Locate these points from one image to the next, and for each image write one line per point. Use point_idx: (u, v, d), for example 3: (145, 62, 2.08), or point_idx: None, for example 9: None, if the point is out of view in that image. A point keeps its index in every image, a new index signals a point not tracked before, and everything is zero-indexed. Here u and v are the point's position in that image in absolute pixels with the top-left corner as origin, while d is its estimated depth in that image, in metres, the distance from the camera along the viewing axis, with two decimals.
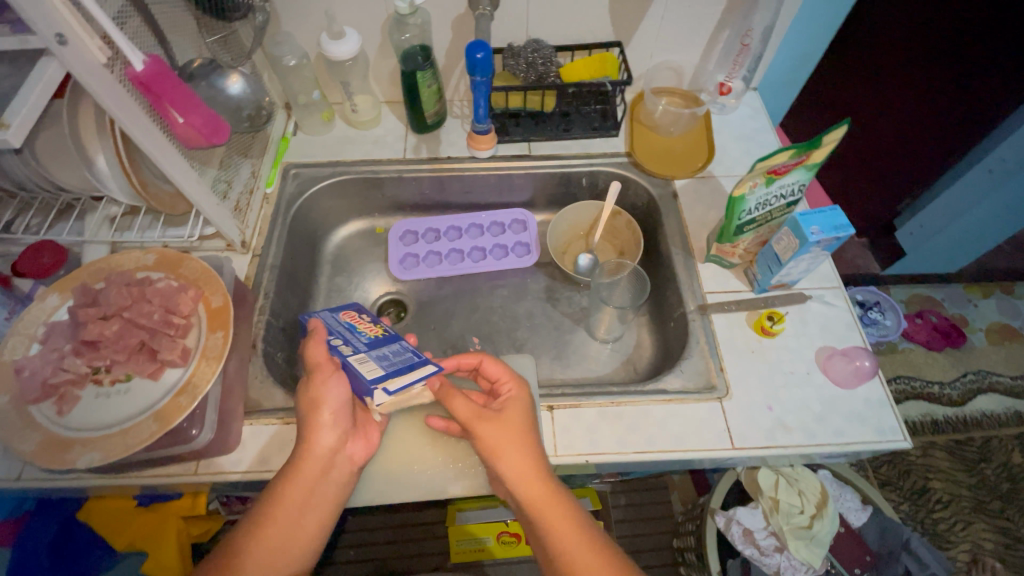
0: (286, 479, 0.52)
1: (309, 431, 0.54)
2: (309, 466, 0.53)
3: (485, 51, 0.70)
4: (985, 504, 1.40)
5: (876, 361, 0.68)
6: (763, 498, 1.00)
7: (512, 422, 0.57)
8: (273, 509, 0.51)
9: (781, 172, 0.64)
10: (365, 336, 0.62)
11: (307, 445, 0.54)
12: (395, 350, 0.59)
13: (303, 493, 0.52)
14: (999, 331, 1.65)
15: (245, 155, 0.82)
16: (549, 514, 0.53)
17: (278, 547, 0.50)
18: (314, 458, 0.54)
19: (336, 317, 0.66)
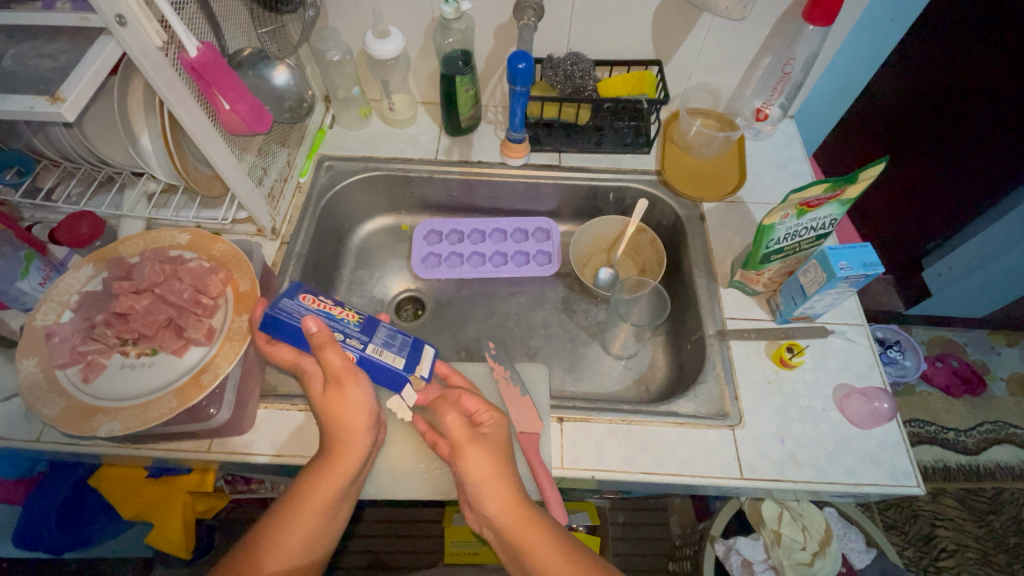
0: (318, 474, 0.53)
1: (343, 433, 0.54)
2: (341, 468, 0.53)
3: (527, 62, 0.71)
4: (990, 557, 1.35)
5: (894, 404, 0.66)
6: (765, 529, 0.99)
7: (493, 447, 0.56)
8: (301, 503, 0.51)
9: (814, 205, 0.63)
10: (353, 320, 0.63)
11: (341, 449, 0.54)
12: (387, 330, 0.65)
13: (335, 491, 0.52)
14: (1021, 382, 1.60)
15: (282, 143, 0.83)
16: (533, 546, 0.51)
17: (306, 543, 0.50)
18: (346, 461, 0.54)
19: (302, 304, 0.62)
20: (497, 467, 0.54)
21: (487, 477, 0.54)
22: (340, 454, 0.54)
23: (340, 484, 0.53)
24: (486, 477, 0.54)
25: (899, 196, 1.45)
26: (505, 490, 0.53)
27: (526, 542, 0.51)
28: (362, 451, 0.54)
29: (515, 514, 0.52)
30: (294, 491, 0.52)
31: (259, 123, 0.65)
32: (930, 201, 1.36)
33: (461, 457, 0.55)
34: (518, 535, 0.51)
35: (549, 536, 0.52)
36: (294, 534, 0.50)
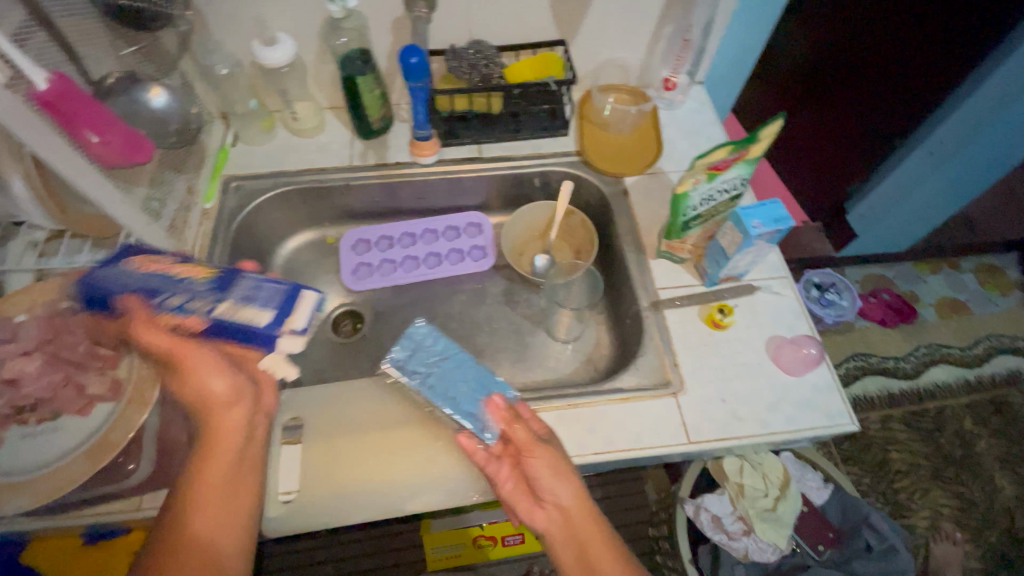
0: (211, 444, 0.49)
1: (210, 405, 0.50)
2: (227, 437, 0.50)
3: (419, 55, 0.70)
4: (941, 471, 1.47)
5: (821, 348, 0.70)
6: (729, 484, 1.03)
7: (556, 454, 0.54)
8: (203, 465, 0.48)
9: (722, 167, 0.65)
10: (188, 281, 0.55)
11: (216, 415, 0.50)
12: (252, 285, 0.58)
13: (229, 462, 0.49)
14: (946, 305, 1.72)
15: (180, 170, 0.78)
16: (594, 537, 0.51)
17: (203, 526, 0.45)
18: (231, 428, 0.50)
19: (112, 269, 0.53)
20: (565, 469, 0.54)
21: (557, 480, 0.53)
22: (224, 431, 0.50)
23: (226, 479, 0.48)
24: (560, 477, 0.53)
25: (821, 142, 1.52)
26: (575, 492, 0.53)
27: (588, 536, 0.52)
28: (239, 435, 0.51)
29: (581, 507, 0.53)
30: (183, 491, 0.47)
31: (137, 153, 0.63)
32: (848, 146, 1.43)
33: (531, 462, 0.53)
34: (584, 529, 0.52)
35: (604, 531, 0.52)
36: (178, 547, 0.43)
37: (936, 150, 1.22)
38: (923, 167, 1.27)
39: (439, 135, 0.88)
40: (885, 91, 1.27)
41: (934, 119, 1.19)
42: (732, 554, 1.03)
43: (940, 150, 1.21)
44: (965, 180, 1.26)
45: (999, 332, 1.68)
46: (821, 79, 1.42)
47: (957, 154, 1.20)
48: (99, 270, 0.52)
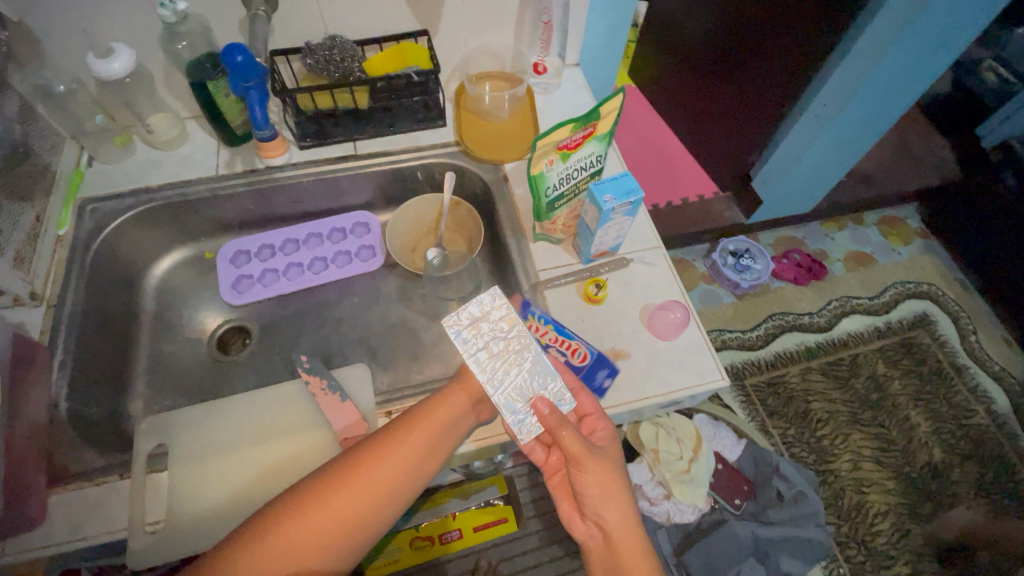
0: (365, 460, 0.53)
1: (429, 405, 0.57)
2: (384, 459, 0.53)
3: (244, 53, 0.71)
4: (859, 416, 1.57)
5: (687, 310, 0.73)
6: (646, 451, 1.06)
7: (612, 475, 0.57)
8: (331, 489, 0.51)
9: (572, 145, 0.66)
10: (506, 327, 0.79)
11: (422, 418, 0.56)
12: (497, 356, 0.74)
13: (375, 483, 0.52)
14: (852, 259, 1.84)
15: (24, 198, 0.73)
16: (630, 553, 0.55)
17: (305, 538, 0.49)
18: (413, 438, 0.55)
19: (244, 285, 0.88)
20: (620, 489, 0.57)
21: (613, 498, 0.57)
22: (384, 452, 0.53)
23: (357, 490, 0.51)
24: (607, 500, 0.56)
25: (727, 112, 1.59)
26: (625, 513, 0.57)
27: (629, 552, 0.55)
28: (393, 456, 0.53)
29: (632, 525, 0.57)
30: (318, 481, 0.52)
31: None
32: (750, 114, 1.50)
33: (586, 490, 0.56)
34: (623, 542, 0.56)
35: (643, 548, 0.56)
36: (295, 535, 0.49)
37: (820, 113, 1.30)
38: (812, 129, 1.34)
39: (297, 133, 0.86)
40: (778, 59, 1.33)
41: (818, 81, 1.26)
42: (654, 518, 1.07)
43: (823, 112, 1.29)
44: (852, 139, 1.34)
45: (902, 279, 1.80)
46: (730, 48, 1.48)
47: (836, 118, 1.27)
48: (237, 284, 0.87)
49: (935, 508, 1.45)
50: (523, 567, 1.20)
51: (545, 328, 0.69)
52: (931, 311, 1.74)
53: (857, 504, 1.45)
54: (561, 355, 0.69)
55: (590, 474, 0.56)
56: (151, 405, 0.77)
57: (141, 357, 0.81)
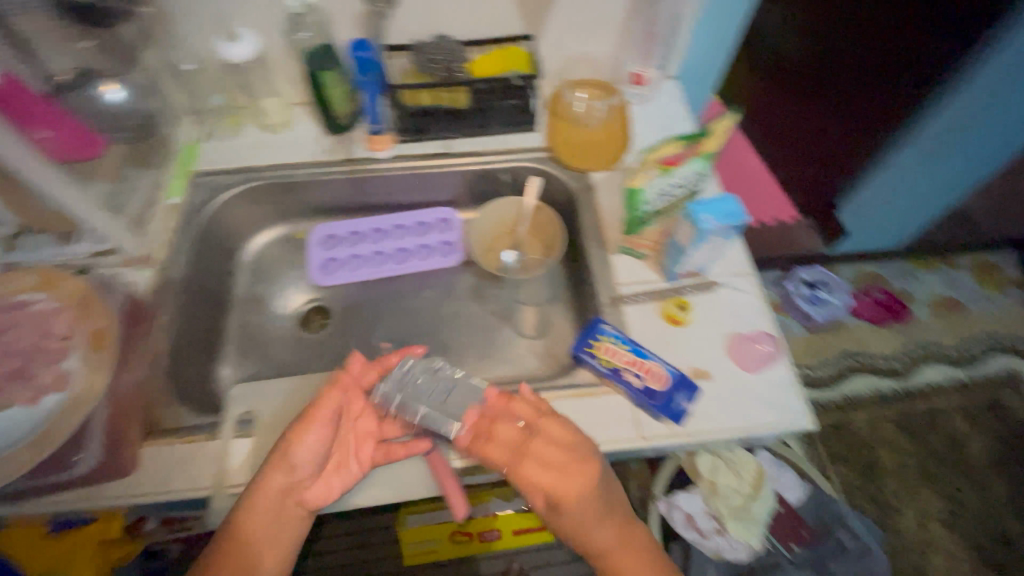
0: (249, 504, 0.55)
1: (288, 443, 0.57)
2: (264, 504, 0.56)
3: (366, 50, 0.80)
4: (931, 472, 1.47)
5: (778, 344, 0.71)
6: (701, 482, 1.00)
7: (574, 483, 0.56)
8: (239, 534, 0.55)
9: (676, 161, 0.64)
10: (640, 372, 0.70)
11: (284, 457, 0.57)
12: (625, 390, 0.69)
13: (267, 518, 0.56)
14: (939, 304, 1.69)
15: (144, 165, 0.81)
16: (607, 530, 0.58)
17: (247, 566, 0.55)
18: (273, 480, 0.56)
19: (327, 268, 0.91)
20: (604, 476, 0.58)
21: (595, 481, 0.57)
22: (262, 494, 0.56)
23: (295, 451, 0.57)
24: (590, 489, 0.56)
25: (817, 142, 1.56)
26: (606, 492, 0.58)
27: (605, 527, 0.57)
28: (329, 415, 0.59)
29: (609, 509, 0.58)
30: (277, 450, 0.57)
31: (85, 146, 0.74)
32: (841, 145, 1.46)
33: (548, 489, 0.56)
34: (604, 525, 0.57)
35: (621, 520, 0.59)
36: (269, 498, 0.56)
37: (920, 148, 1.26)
38: (909, 163, 1.30)
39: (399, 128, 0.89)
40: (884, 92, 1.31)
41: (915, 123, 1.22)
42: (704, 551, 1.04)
43: (926, 146, 1.25)
44: (946, 171, 1.31)
45: (994, 331, 1.65)
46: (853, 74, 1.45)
47: (942, 148, 1.25)
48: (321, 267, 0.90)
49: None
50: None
51: (621, 350, 0.68)
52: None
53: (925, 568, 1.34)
54: (637, 379, 0.66)
55: (535, 471, 0.57)
56: (237, 372, 0.82)
57: (230, 325, 0.86)
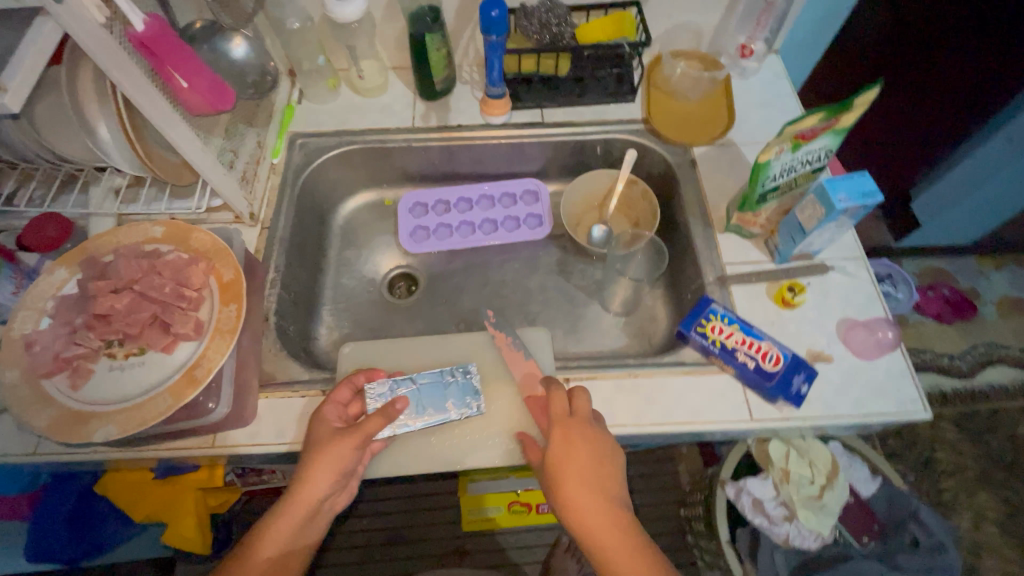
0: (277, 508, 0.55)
1: (313, 445, 0.56)
2: (285, 512, 0.54)
3: (500, 8, 0.70)
4: (990, 475, 1.36)
5: (898, 333, 0.67)
6: (773, 468, 0.96)
7: (575, 471, 0.55)
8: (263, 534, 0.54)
9: (808, 137, 0.61)
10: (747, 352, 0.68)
11: (306, 466, 0.55)
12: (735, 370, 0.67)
13: (291, 522, 0.54)
14: (1008, 305, 1.58)
15: (249, 123, 0.80)
16: (608, 531, 0.53)
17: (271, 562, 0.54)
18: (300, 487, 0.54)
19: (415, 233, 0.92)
20: (606, 470, 0.56)
21: (598, 479, 0.55)
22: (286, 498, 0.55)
23: (312, 476, 0.54)
24: (597, 488, 0.54)
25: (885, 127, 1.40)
26: (609, 493, 0.55)
27: (606, 530, 0.53)
28: (325, 426, 0.57)
29: (607, 502, 0.54)
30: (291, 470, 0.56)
31: (220, 101, 0.65)
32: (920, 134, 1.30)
33: (562, 480, 0.55)
34: (607, 525, 0.53)
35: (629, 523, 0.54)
36: (285, 518, 0.54)
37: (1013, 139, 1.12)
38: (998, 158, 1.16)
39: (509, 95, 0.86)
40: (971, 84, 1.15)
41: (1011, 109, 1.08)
42: (772, 538, 0.98)
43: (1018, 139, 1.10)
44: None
45: None
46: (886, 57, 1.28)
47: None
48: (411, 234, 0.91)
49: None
50: None
51: (729, 330, 0.66)
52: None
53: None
54: (751, 359, 0.64)
55: (563, 466, 0.55)
56: (332, 333, 0.83)
57: (322, 287, 0.87)
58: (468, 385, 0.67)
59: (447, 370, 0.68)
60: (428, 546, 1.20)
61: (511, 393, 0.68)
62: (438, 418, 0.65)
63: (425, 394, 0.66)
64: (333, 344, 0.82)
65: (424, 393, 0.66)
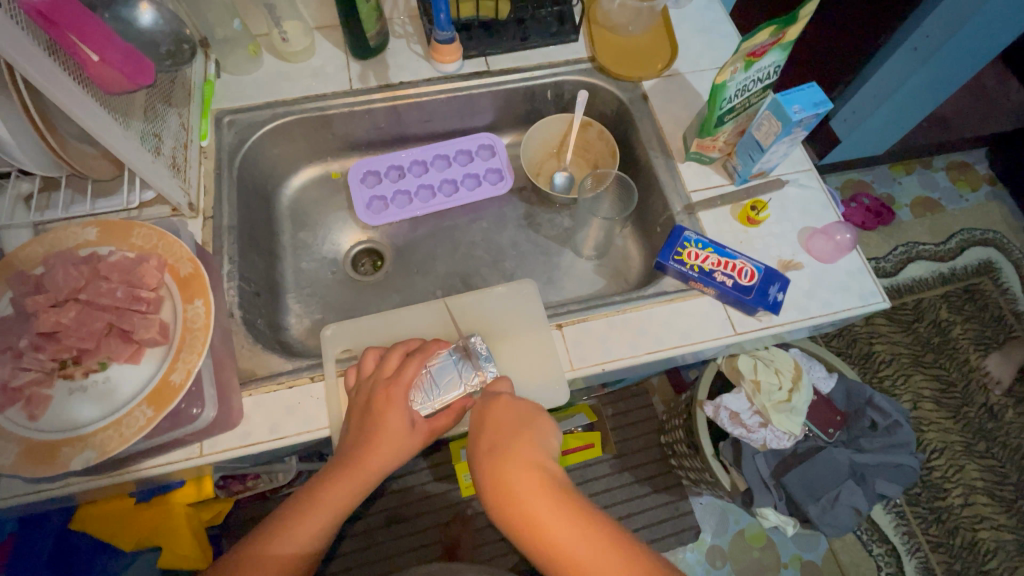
0: (320, 479, 0.55)
1: (374, 419, 0.55)
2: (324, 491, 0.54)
3: None
4: (921, 358, 1.46)
5: (855, 234, 0.71)
6: (744, 382, 1.01)
7: (499, 438, 0.53)
8: (297, 513, 0.54)
9: (759, 54, 0.64)
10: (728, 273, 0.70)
11: (368, 441, 0.54)
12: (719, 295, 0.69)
13: (333, 490, 0.54)
14: (921, 204, 1.72)
15: (169, 102, 0.71)
16: (516, 487, 0.49)
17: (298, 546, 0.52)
18: (355, 454, 0.54)
19: (371, 203, 0.87)
20: (524, 433, 0.53)
21: (512, 442, 0.52)
22: (332, 474, 0.54)
23: (383, 469, 0.54)
24: (503, 449, 0.52)
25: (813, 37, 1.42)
26: (523, 453, 0.51)
27: (524, 487, 0.49)
28: (403, 421, 0.55)
29: (522, 461, 0.50)
30: (346, 458, 0.55)
31: (139, 75, 0.60)
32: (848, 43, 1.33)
33: (477, 456, 0.53)
34: (522, 486, 0.49)
35: (544, 478, 0.49)
36: (315, 511, 0.53)
37: (920, 46, 1.12)
38: (904, 67, 1.18)
39: (458, 41, 0.82)
40: None
41: (918, 15, 1.09)
42: (752, 444, 1.05)
43: (923, 47, 1.12)
44: (940, 75, 1.19)
45: (970, 226, 1.68)
46: None
47: (939, 52, 1.12)
48: (366, 206, 0.86)
49: (990, 448, 1.37)
50: (596, 491, 1.26)
51: (705, 254, 0.68)
52: (996, 260, 1.61)
53: (933, 452, 1.36)
54: (728, 278, 0.67)
55: (477, 438, 0.54)
56: (303, 320, 0.79)
57: (282, 273, 0.81)
58: (476, 357, 0.64)
59: (452, 350, 0.65)
60: (427, 519, 1.19)
61: (512, 345, 0.68)
62: (458, 395, 0.62)
63: (438, 375, 0.63)
64: (306, 331, 0.78)
65: (437, 372, 0.63)
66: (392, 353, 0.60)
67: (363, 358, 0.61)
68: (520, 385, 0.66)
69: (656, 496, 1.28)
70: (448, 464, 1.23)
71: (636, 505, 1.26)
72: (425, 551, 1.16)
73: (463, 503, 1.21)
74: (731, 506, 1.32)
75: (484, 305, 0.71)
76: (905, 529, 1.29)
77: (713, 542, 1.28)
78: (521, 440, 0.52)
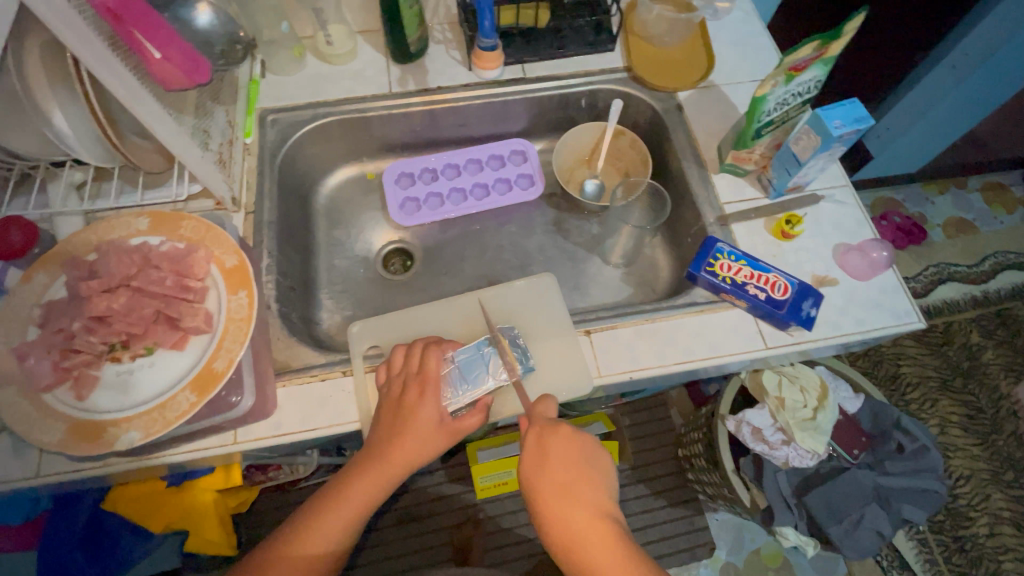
0: (353, 472, 0.56)
1: (406, 412, 0.56)
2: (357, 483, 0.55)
3: None
4: (950, 382, 1.42)
5: (891, 252, 0.70)
6: (768, 398, 0.99)
7: (560, 473, 0.54)
8: (331, 505, 0.55)
9: (801, 69, 0.63)
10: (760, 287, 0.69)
11: (398, 436, 0.55)
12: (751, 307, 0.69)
13: (367, 483, 0.55)
14: (954, 225, 1.68)
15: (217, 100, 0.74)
16: (579, 531, 0.52)
17: (326, 541, 0.54)
18: (388, 448, 0.55)
19: (403, 202, 0.88)
20: (583, 476, 0.54)
21: (576, 483, 0.54)
22: (365, 466, 0.55)
23: (410, 464, 0.55)
24: (568, 490, 0.53)
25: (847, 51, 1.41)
26: (587, 497, 0.53)
27: (585, 532, 0.51)
28: (432, 416, 0.56)
29: (585, 506, 0.52)
30: (375, 452, 0.56)
31: (195, 73, 0.63)
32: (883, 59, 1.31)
33: (537, 492, 0.54)
34: (588, 533, 0.51)
35: (607, 525, 0.52)
36: (344, 503, 0.55)
37: (959, 65, 1.10)
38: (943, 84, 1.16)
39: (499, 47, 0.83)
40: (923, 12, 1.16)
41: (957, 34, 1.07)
42: (774, 461, 1.03)
43: (964, 64, 1.10)
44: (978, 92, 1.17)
45: (1005, 250, 1.64)
46: None
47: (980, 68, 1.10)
48: (399, 206, 0.88)
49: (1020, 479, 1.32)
50: None
51: (738, 266, 0.68)
52: None
53: (960, 480, 1.32)
54: (761, 291, 0.66)
55: (536, 469, 0.54)
56: (334, 315, 0.81)
57: (315, 269, 0.83)
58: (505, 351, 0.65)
59: (483, 342, 0.65)
60: (441, 520, 1.19)
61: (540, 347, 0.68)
62: (485, 391, 0.62)
63: (465, 369, 0.63)
64: (336, 326, 0.80)
65: (465, 367, 0.63)
66: (421, 347, 0.61)
67: (394, 351, 0.63)
68: (548, 388, 0.66)
69: (671, 509, 1.26)
70: (463, 466, 1.24)
71: (651, 518, 1.25)
72: (438, 552, 1.16)
73: (476, 506, 1.21)
74: (748, 524, 1.30)
75: (512, 308, 0.72)
76: (927, 558, 1.26)
77: (728, 560, 1.26)
78: (583, 483, 0.54)
